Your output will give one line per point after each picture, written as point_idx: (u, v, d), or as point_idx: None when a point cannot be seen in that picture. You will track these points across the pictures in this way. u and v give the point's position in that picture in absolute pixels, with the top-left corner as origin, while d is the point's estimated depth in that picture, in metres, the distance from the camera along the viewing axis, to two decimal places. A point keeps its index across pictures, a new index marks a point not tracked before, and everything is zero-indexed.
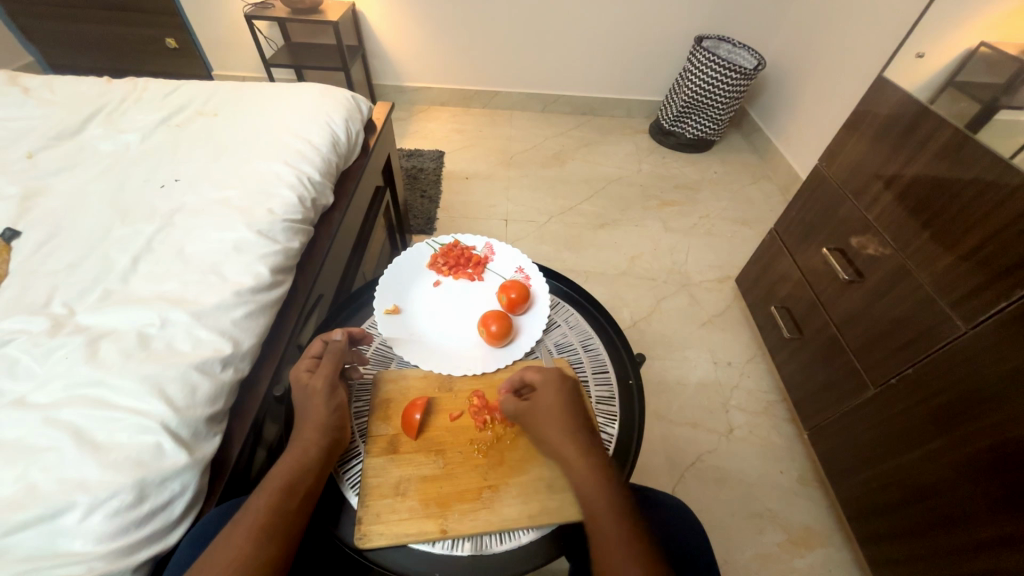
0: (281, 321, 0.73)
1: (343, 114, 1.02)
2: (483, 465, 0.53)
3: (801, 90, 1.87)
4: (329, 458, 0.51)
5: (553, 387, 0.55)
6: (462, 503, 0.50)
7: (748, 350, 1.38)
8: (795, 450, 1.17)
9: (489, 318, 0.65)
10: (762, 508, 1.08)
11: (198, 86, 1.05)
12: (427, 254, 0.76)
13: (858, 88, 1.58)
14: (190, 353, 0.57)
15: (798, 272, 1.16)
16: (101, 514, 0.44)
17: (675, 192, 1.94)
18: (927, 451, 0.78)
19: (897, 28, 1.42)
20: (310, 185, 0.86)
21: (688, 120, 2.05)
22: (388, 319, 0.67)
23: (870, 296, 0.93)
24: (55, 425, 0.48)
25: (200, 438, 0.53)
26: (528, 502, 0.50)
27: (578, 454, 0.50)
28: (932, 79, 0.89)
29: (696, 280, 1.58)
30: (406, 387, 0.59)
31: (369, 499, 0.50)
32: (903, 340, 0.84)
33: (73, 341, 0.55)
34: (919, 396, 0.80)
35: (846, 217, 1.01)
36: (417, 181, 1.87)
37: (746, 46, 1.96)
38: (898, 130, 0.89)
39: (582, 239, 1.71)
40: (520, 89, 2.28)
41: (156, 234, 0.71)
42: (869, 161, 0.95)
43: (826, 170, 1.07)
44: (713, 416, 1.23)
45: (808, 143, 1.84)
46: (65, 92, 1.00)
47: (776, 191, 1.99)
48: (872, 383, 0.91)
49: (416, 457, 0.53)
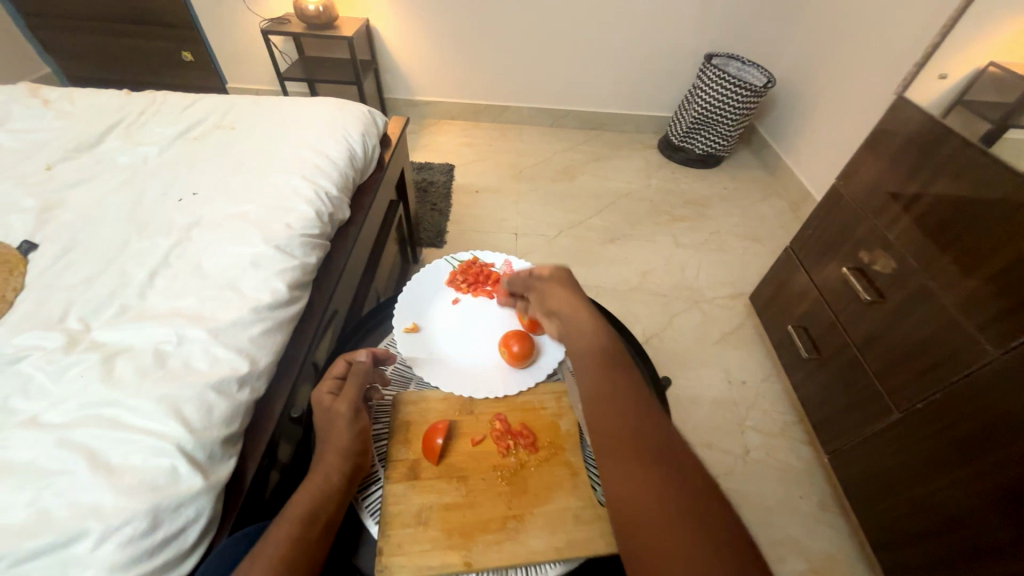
0: (297, 337, 0.72)
1: (360, 128, 1.02)
2: (507, 493, 0.51)
3: (811, 107, 1.87)
4: (349, 485, 0.49)
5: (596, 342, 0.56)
6: (486, 533, 0.48)
7: (763, 369, 1.35)
8: (814, 474, 1.14)
9: (510, 337, 0.64)
10: (781, 534, 1.04)
11: (217, 99, 1.05)
12: (446, 271, 0.76)
13: (869, 106, 1.58)
14: (206, 372, 0.56)
15: (816, 291, 1.14)
16: (113, 542, 0.42)
17: (685, 208, 1.94)
18: (957, 480, 0.76)
19: (909, 48, 1.42)
20: (327, 199, 0.85)
21: (698, 136, 2.06)
22: (407, 338, 0.66)
23: (891, 317, 0.91)
24: (69, 446, 0.47)
25: (215, 461, 0.52)
26: (554, 533, 0.48)
27: (602, 399, 0.50)
28: (941, 98, 0.89)
29: (708, 296, 1.57)
30: (426, 409, 0.58)
31: (389, 528, 0.48)
32: (929, 364, 0.82)
33: (88, 357, 0.54)
34: (947, 422, 0.78)
35: (865, 236, 1.00)
36: (427, 194, 1.87)
37: (755, 64, 1.97)
38: (920, 150, 0.88)
39: (593, 254, 1.70)
40: (530, 104, 2.30)
41: (173, 248, 0.70)
42: (889, 180, 0.94)
43: (844, 189, 1.06)
44: (728, 436, 1.20)
45: (819, 160, 1.83)
46: (85, 104, 1.00)
47: (786, 207, 1.98)
48: (895, 408, 0.88)
49: (437, 484, 0.51)
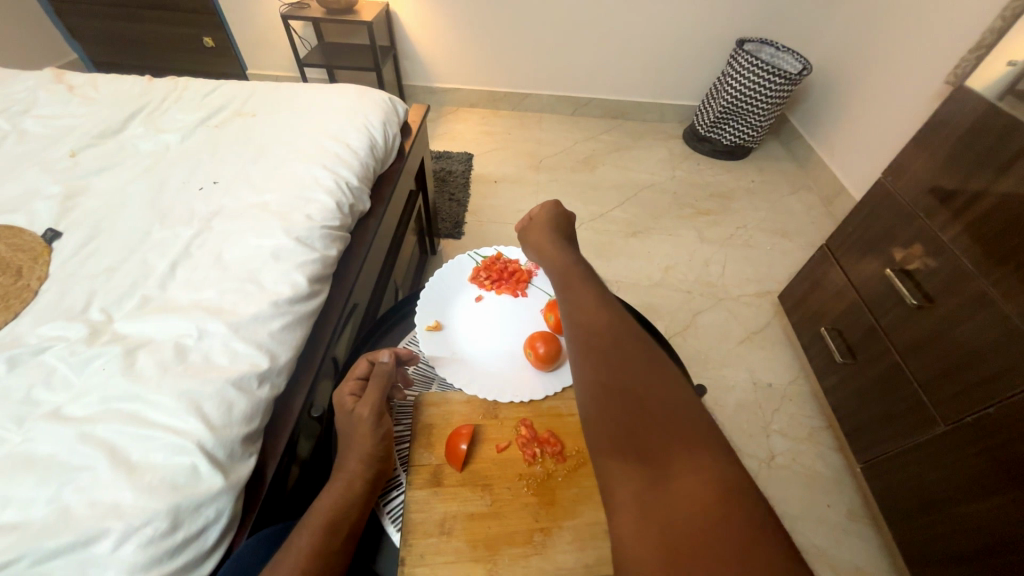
0: (317, 332, 0.71)
1: (381, 117, 1.00)
2: (534, 505, 0.48)
3: (849, 97, 1.77)
4: (372, 490, 0.48)
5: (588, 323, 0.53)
6: (511, 546, 0.46)
7: (790, 371, 1.30)
8: (843, 482, 1.09)
9: (536, 338, 0.62)
10: (807, 543, 1.01)
11: (238, 86, 1.04)
12: (469, 267, 0.73)
13: (915, 96, 1.48)
14: (227, 367, 0.55)
15: (853, 293, 1.09)
16: (134, 543, 0.42)
17: (711, 201, 1.87)
18: (1008, 500, 0.71)
19: (964, 33, 1.33)
20: (348, 190, 0.83)
21: (726, 126, 1.97)
22: (429, 336, 0.64)
23: (941, 324, 0.85)
24: (90, 442, 0.46)
25: (236, 459, 0.51)
26: (584, 549, 0.46)
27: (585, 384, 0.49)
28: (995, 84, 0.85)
29: (734, 294, 1.51)
30: (449, 412, 0.56)
31: (412, 536, 0.46)
32: (982, 375, 0.77)
33: (110, 350, 0.53)
34: (999, 439, 0.73)
35: (913, 236, 0.94)
36: (445, 183, 1.84)
37: (790, 50, 1.87)
38: (983, 145, 0.81)
39: (613, 247, 1.66)
40: (551, 91, 2.24)
41: (194, 239, 0.69)
42: (944, 177, 0.88)
43: (890, 185, 1.00)
44: (753, 440, 1.16)
45: (855, 153, 1.74)
46: (107, 90, 1.00)
47: (817, 202, 1.89)
48: (941, 420, 0.83)
49: (461, 492, 0.49)
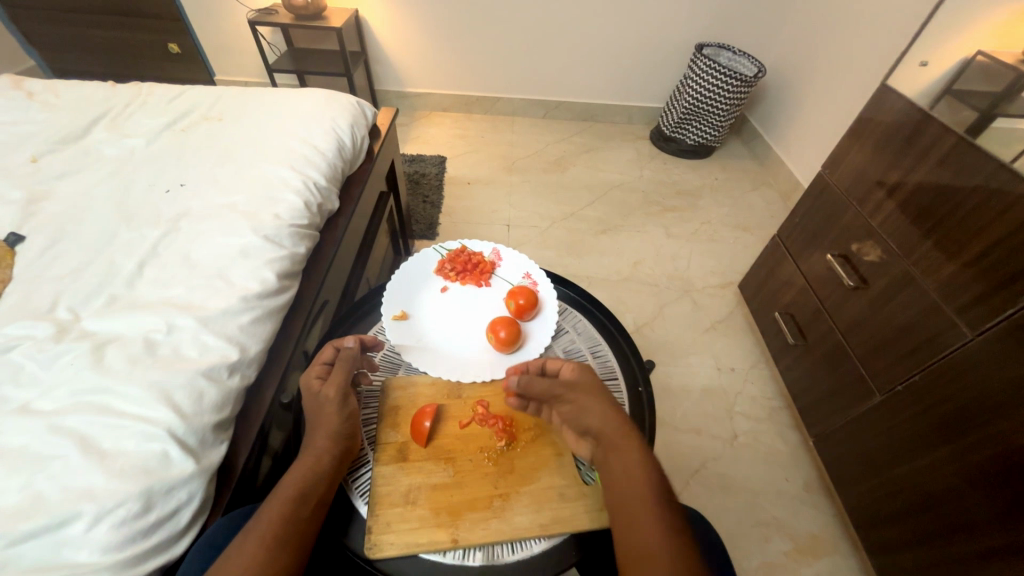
0: (288, 326, 0.73)
1: (349, 119, 1.02)
2: (494, 473, 0.52)
3: (801, 98, 1.88)
4: (340, 466, 0.51)
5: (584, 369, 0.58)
6: (472, 511, 0.49)
7: (752, 357, 1.37)
8: (800, 457, 1.16)
9: (497, 324, 0.65)
10: (768, 516, 1.07)
11: (204, 91, 1.05)
12: (434, 259, 0.76)
13: (857, 96, 1.59)
14: (196, 359, 0.57)
15: (802, 279, 1.16)
16: (108, 523, 0.43)
17: (677, 198, 1.95)
18: (933, 459, 0.78)
19: (897, 37, 1.43)
20: (316, 190, 0.85)
21: (689, 126, 2.06)
22: (395, 325, 0.67)
23: (875, 303, 0.93)
24: (60, 432, 0.48)
25: (207, 446, 0.53)
26: (539, 510, 0.50)
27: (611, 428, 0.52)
28: (931, 87, 0.90)
29: (699, 285, 1.59)
30: (414, 394, 0.59)
31: (378, 507, 0.49)
32: (909, 346, 0.85)
33: (79, 346, 0.54)
34: (924, 403, 0.80)
35: (849, 224, 1.02)
36: (419, 186, 1.87)
37: (745, 54, 1.97)
38: (902, 139, 0.90)
39: (584, 245, 1.71)
40: (522, 95, 2.29)
41: (162, 239, 0.70)
42: (872, 169, 0.96)
43: (830, 177, 1.08)
44: (717, 422, 1.23)
45: (809, 150, 1.84)
46: (68, 96, 0.99)
47: (776, 197, 1.99)
48: (878, 390, 0.91)
49: (426, 466, 0.52)
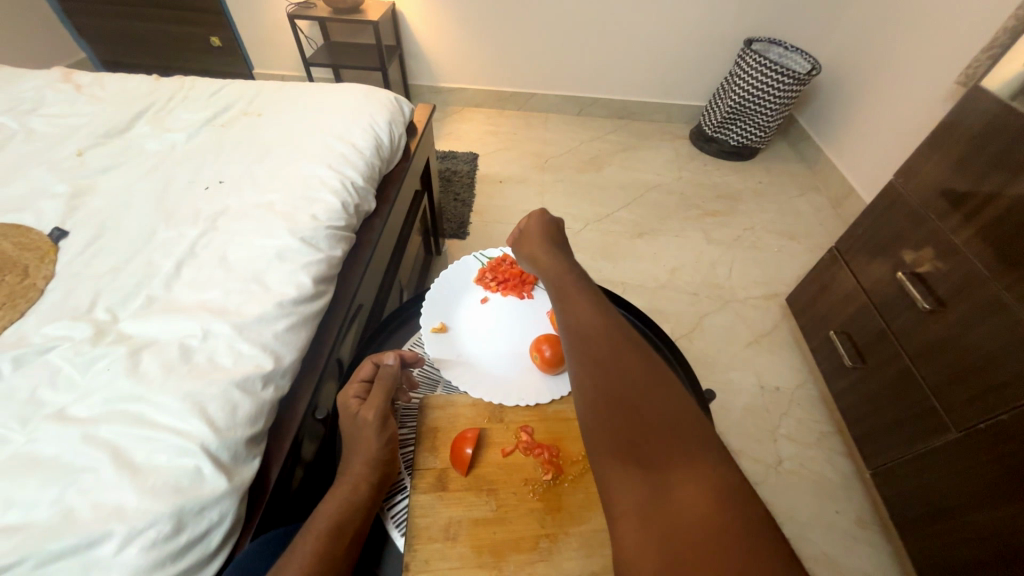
0: (323, 332, 0.70)
1: (387, 116, 0.99)
2: (540, 510, 0.48)
3: (858, 98, 1.75)
4: (377, 494, 0.47)
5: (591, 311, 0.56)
6: (517, 552, 0.45)
7: (798, 375, 1.29)
8: (851, 488, 1.08)
9: (542, 341, 0.61)
10: (815, 550, 0.99)
11: (243, 85, 1.03)
12: (475, 268, 0.73)
13: (925, 96, 1.46)
14: (230, 369, 0.54)
15: (863, 296, 1.07)
16: (137, 546, 0.41)
17: (718, 202, 1.85)
18: (1023, 509, 0.70)
19: (976, 33, 1.31)
20: (353, 190, 0.83)
21: (733, 126, 1.96)
22: (434, 338, 0.63)
23: (955, 329, 0.84)
24: (94, 443, 0.46)
25: (239, 462, 0.50)
26: (591, 556, 0.45)
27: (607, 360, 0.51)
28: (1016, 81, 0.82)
29: (741, 296, 1.50)
30: (454, 415, 0.55)
31: (416, 542, 0.45)
32: (995, 381, 0.76)
33: (115, 351, 0.53)
34: (1014, 446, 0.71)
35: (924, 239, 0.92)
36: (450, 183, 1.84)
37: (799, 50, 1.85)
38: (997, 149, 0.80)
39: (619, 249, 1.65)
40: (557, 92, 2.23)
41: (200, 238, 0.69)
42: (956, 181, 0.87)
43: (903, 187, 0.98)
44: (760, 445, 1.15)
45: (865, 154, 1.72)
46: (115, 89, 1.00)
47: (826, 203, 1.87)
48: (954, 426, 0.82)
49: (467, 497, 0.48)
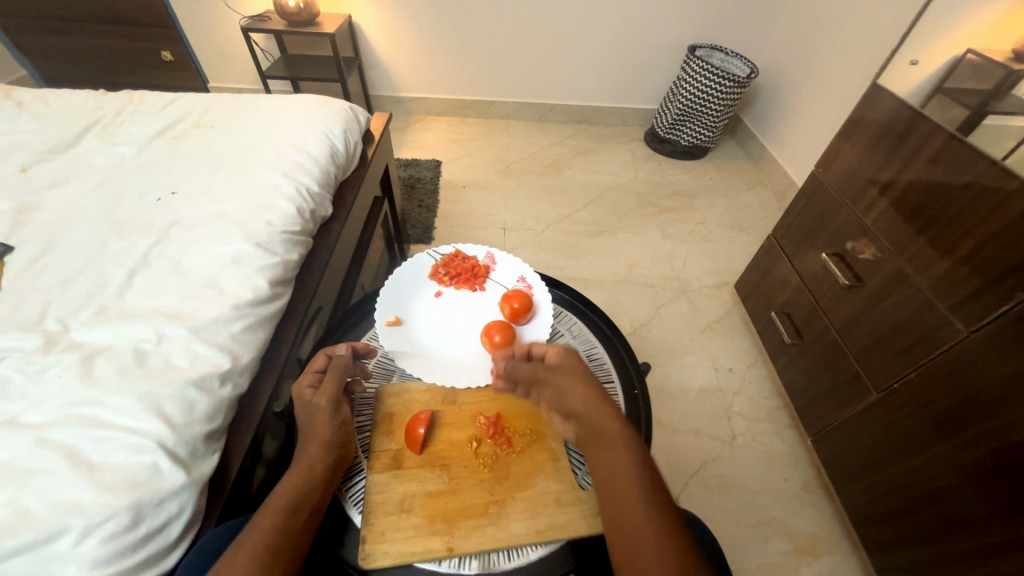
0: (281, 332, 0.72)
1: (341, 125, 1.02)
2: (490, 480, 0.52)
3: (793, 98, 1.89)
4: (333, 475, 0.50)
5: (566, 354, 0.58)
6: (467, 519, 0.49)
7: (749, 356, 1.37)
8: (799, 457, 1.16)
9: (492, 328, 0.65)
10: (768, 516, 1.07)
11: (196, 98, 1.04)
12: (428, 264, 0.76)
13: (848, 95, 1.60)
14: (187, 369, 0.56)
15: (797, 277, 1.16)
16: (95, 538, 0.43)
17: (673, 199, 1.95)
18: (932, 457, 0.78)
19: (886, 37, 1.44)
20: (309, 196, 0.85)
21: (683, 128, 2.07)
22: (389, 331, 0.67)
23: (869, 301, 0.93)
24: (48, 444, 0.47)
25: (198, 457, 0.52)
26: (535, 517, 0.49)
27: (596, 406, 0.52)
28: (920, 89, 0.90)
29: (695, 286, 1.59)
30: (408, 400, 0.59)
31: (372, 516, 0.48)
32: (904, 345, 0.84)
33: (67, 357, 0.54)
34: (920, 400, 0.80)
35: (843, 222, 1.02)
36: (414, 190, 1.87)
37: (738, 55, 1.98)
38: (892, 138, 0.90)
39: (580, 247, 1.71)
40: (516, 99, 2.30)
41: (153, 247, 0.70)
42: (864, 169, 0.97)
43: (823, 176, 1.08)
44: (715, 423, 1.22)
45: (801, 150, 1.85)
46: (59, 105, 0.99)
47: (771, 197, 2.00)
48: (874, 388, 0.90)
49: (420, 473, 0.52)
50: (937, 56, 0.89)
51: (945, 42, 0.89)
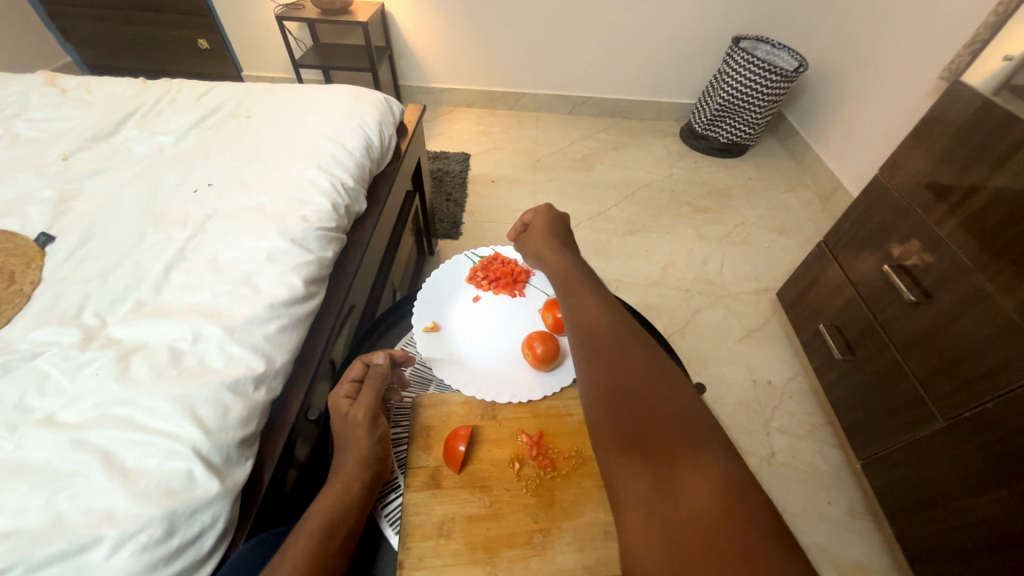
0: (314, 333, 0.70)
1: (376, 117, 0.99)
2: (534, 506, 0.48)
3: (845, 94, 1.78)
4: (369, 493, 0.48)
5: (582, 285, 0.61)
6: (510, 548, 0.45)
7: (790, 368, 1.30)
8: (843, 479, 1.09)
9: (534, 339, 0.61)
10: (808, 541, 1.01)
11: (232, 87, 1.03)
12: (466, 267, 0.73)
13: (910, 92, 1.48)
14: (222, 371, 0.54)
15: (851, 289, 1.08)
16: (129, 550, 0.41)
17: (709, 199, 1.87)
18: (1010, 496, 0.71)
19: (958, 29, 1.32)
20: (343, 191, 0.82)
21: (723, 124, 1.97)
22: (426, 337, 0.64)
23: (938, 320, 0.85)
24: (83, 448, 0.45)
25: (232, 464, 0.50)
26: (584, 550, 0.46)
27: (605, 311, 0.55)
28: (989, 82, 0.87)
29: (732, 291, 1.51)
30: (447, 413, 0.55)
31: (409, 539, 0.46)
32: (981, 371, 0.77)
33: (104, 355, 0.53)
34: (999, 433, 0.73)
35: (909, 232, 0.94)
36: (442, 183, 1.84)
37: (786, 47, 1.87)
38: (977, 143, 0.82)
39: (612, 247, 1.65)
40: (547, 91, 2.23)
41: (189, 241, 0.68)
42: (939, 175, 0.88)
43: (887, 181, 1.00)
44: (753, 438, 1.16)
45: (852, 150, 1.74)
46: (101, 93, 0.99)
47: (815, 199, 1.89)
48: (941, 415, 0.83)
49: (460, 494, 0.49)
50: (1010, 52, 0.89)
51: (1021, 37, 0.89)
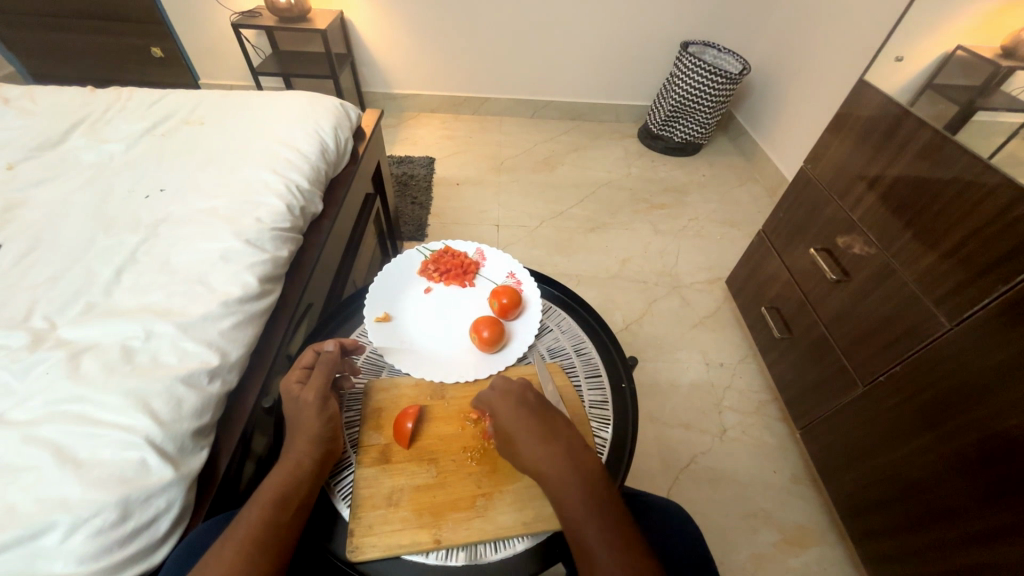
0: (270, 329, 0.73)
1: (332, 121, 1.02)
2: (478, 472, 0.52)
3: (785, 94, 1.90)
4: (321, 470, 0.51)
5: (517, 394, 0.54)
6: (455, 512, 0.50)
7: (740, 351, 1.39)
8: (788, 450, 1.17)
9: (480, 324, 0.65)
10: (756, 507, 1.08)
11: (184, 95, 1.04)
12: (418, 260, 0.77)
13: (839, 91, 1.61)
14: (176, 365, 0.56)
15: (786, 272, 1.17)
16: (83, 533, 0.43)
17: (665, 195, 1.96)
18: (915, 448, 0.79)
19: (876, 33, 1.45)
20: (298, 193, 0.85)
21: (676, 124, 2.07)
22: (378, 327, 0.67)
23: (856, 296, 0.94)
24: (34, 442, 0.47)
25: (187, 453, 0.52)
26: (523, 509, 0.50)
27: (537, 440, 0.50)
28: (909, 85, 0.91)
29: (687, 281, 1.60)
30: (397, 396, 0.59)
31: (360, 510, 0.49)
32: (890, 338, 0.86)
33: (54, 355, 0.54)
34: (905, 392, 0.81)
35: (830, 218, 1.03)
36: (407, 187, 1.87)
37: (731, 51, 1.98)
38: (879, 134, 0.91)
39: (573, 244, 1.72)
40: (509, 95, 2.30)
41: (141, 245, 0.70)
42: (851, 165, 0.98)
43: (811, 172, 1.09)
44: (706, 417, 1.23)
45: (793, 146, 1.86)
46: (46, 102, 0.98)
47: (763, 193, 2.01)
48: (861, 381, 0.92)
49: (409, 467, 0.52)
50: (923, 54, 0.89)
51: (936, 36, 0.88)
